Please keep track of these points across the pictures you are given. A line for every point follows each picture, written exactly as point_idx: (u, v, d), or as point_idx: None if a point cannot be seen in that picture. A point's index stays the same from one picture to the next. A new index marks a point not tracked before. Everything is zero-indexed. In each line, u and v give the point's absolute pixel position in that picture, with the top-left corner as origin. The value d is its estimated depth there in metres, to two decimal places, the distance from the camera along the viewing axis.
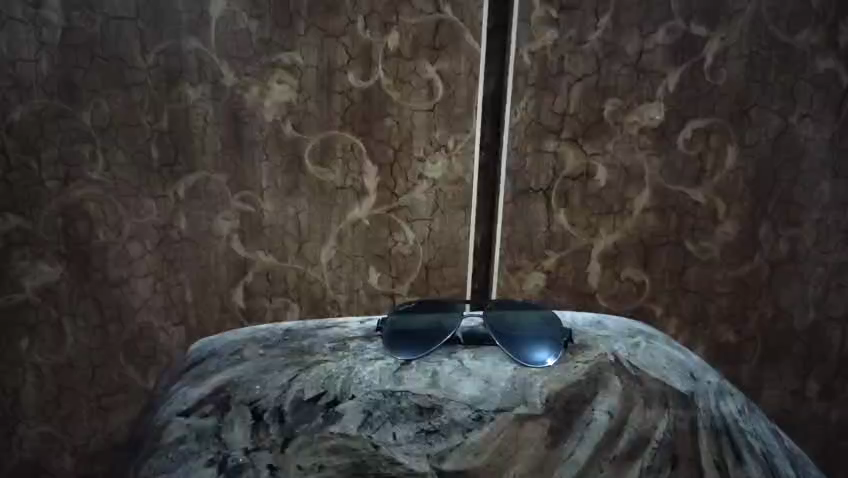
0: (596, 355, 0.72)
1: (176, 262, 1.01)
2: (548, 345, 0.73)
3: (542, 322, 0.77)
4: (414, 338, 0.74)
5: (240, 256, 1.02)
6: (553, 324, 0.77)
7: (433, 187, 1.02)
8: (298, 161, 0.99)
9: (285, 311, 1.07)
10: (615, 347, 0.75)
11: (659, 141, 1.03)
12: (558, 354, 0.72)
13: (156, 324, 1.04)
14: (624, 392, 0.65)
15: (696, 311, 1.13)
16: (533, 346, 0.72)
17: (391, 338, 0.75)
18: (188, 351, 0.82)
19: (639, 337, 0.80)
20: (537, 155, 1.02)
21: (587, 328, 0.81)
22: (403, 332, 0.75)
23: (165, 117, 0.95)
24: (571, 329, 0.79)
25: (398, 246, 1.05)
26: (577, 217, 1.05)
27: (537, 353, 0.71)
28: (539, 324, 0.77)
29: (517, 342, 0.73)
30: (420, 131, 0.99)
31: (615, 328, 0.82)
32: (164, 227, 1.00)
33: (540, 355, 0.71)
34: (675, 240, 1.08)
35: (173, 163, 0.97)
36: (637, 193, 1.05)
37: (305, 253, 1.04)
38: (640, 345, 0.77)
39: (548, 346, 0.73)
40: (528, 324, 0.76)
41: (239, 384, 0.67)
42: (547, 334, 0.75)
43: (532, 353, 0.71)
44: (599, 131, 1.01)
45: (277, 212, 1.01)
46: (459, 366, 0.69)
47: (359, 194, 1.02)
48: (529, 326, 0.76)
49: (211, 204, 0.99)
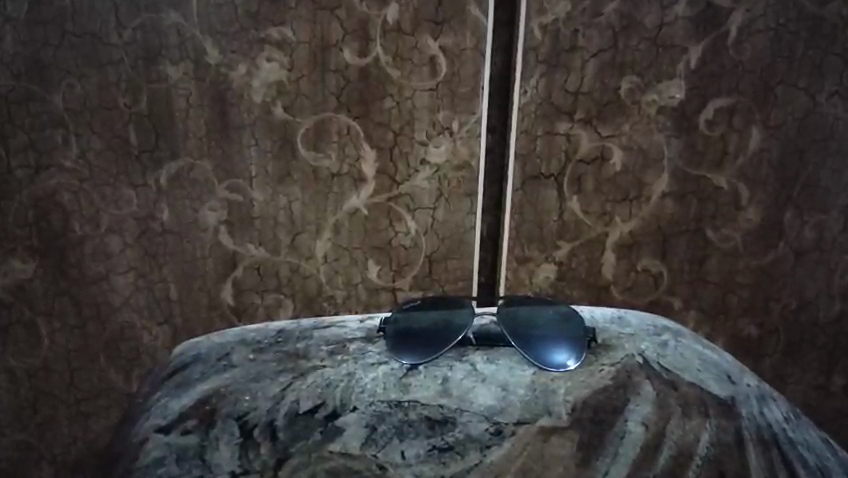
0: (622, 357, 0.65)
1: (159, 257, 0.94)
2: (568, 345, 0.66)
3: (559, 318, 0.70)
4: (418, 340, 0.67)
5: (228, 250, 0.95)
6: (571, 320, 0.70)
7: (436, 173, 0.95)
8: (290, 146, 0.91)
9: (278, 308, 0.99)
10: (642, 347, 0.68)
11: (679, 122, 0.95)
12: (577, 354, 0.65)
13: (139, 324, 0.97)
14: (657, 400, 0.59)
15: (716, 304, 1.06)
16: (551, 347, 0.65)
17: (393, 339, 0.67)
18: (170, 356, 0.74)
19: (666, 336, 0.73)
20: (548, 137, 0.94)
21: (607, 325, 0.74)
22: (406, 333, 0.68)
23: (144, 99, 0.87)
24: (592, 326, 0.72)
25: (399, 237, 0.98)
26: (591, 204, 0.98)
27: (554, 355, 0.64)
28: (556, 321, 0.69)
29: (533, 343, 0.66)
30: (422, 113, 0.92)
31: (637, 325, 0.75)
32: (146, 218, 0.92)
33: (558, 357, 0.64)
34: (694, 228, 1.01)
35: (154, 149, 0.89)
36: (655, 178, 0.98)
37: (299, 246, 0.96)
38: (668, 345, 0.70)
39: (567, 345, 0.66)
40: (544, 321, 0.69)
41: (226, 395, 0.60)
42: (566, 332, 0.68)
43: (548, 356, 0.65)
44: (615, 111, 0.94)
45: (268, 201, 0.93)
46: (472, 370, 0.63)
47: (357, 181, 0.94)
48: (545, 323, 0.69)
49: (195, 193, 0.92)
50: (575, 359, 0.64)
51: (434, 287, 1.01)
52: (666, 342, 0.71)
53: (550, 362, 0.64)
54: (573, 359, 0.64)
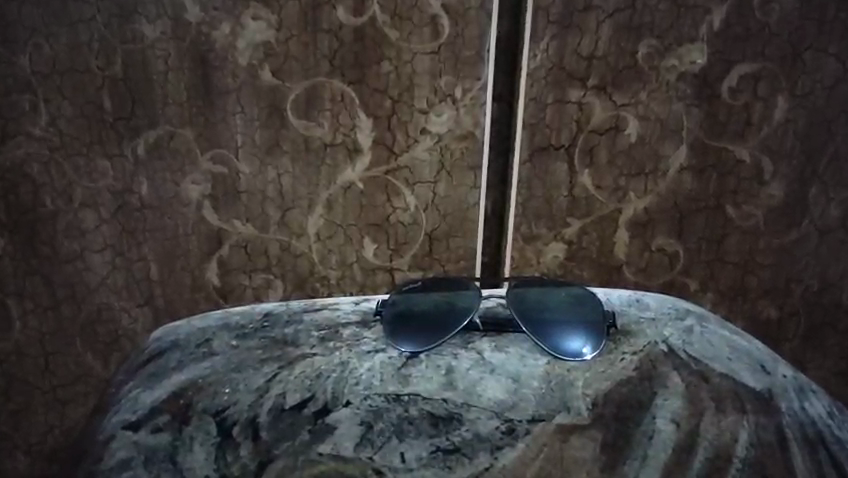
0: (645, 344, 0.59)
1: (138, 234, 0.87)
2: (584, 330, 0.59)
3: (574, 298, 0.63)
4: (418, 324, 0.60)
5: (213, 227, 0.88)
6: (588, 300, 0.63)
7: (437, 144, 0.88)
8: (279, 114, 0.84)
9: (267, 290, 0.92)
10: (665, 334, 0.62)
11: (700, 90, 0.88)
12: (595, 338, 0.59)
13: (117, 306, 0.90)
14: (687, 394, 0.53)
15: (734, 286, 1.00)
16: (566, 333, 0.59)
17: (390, 323, 0.61)
18: (148, 341, 0.68)
19: (690, 320, 0.67)
20: (558, 106, 0.87)
21: (625, 308, 0.68)
22: (405, 316, 0.61)
23: (118, 61, 0.80)
24: (611, 309, 0.65)
25: (397, 213, 0.91)
26: (603, 179, 0.91)
27: (568, 341, 0.58)
28: (570, 301, 0.63)
29: (545, 328, 0.59)
30: (422, 78, 0.84)
31: (658, 308, 0.68)
32: (123, 192, 0.85)
33: (573, 343, 0.58)
34: (714, 205, 0.94)
35: (130, 116, 0.82)
36: (673, 151, 0.91)
37: (290, 223, 0.89)
38: (693, 331, 0.64)
39: (583, 329, 0.59)
40: (557, 302, 0.62)
41: (203, 388, 0.54)
42: (581, 315, 0.61)
43: (562, 342, 0.58)
44: (631, 78, 0.87)
45: (255, 174, 0.86)
46: (479, 358, 0.57)
47: (352, 152, 0.87)
48: (559, 305, 0.62)
49: (176, 165, 0.84)
50: (593, 345, 0.58)
51: (434, 267, 0.95)
52: (691, 327, 0.65)
53: (565, 349, 0.58)
54: (591, 346, 0.58)
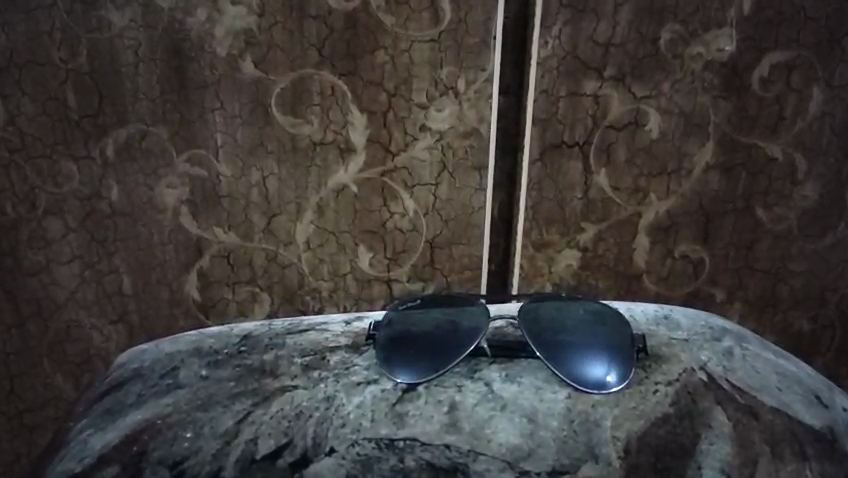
0: (682, 373, 0.51)
1: (108, 243, 0.79)
2: (608, 355, 0.51)
3: (594, 319, 0.55)
4: (416, 349, 0.52)
5: (191, 236, 0.79)
6: (610, 320, 0.55)
7: (438, 142, 0.79)
8: (262, 110, 0.75)
9: (252, 304, 0.84)
10: (703, 359, 0.54)
11: (728, 81, 0.80)
12: (622, 363, 0.50)
13: (88, 323, 0.82)
14: (736, 437, 0.45)
15: (764, 295, 0.91)
16: (588, 360, 0.51)
17: (383, 347, 0.53)
18: (112, 365, 0.60)
19: (727, 340, 0.58)
20: (572, 99, 0.79)
21: (654, 328, 0.59)
22: (400, 340, 0.53)
23: (83, 52, 0.71)
24: (638, 331, 0.57)
25: (394, 219, 0.82)
26: (622, 179, 0.83)
27: (590, 366, 0.50)
28: (590, 322, 0.55)
29: (562, 351, 0.51)
30: (421, 69, 0.76)
31: (691, 328, 0.60)
32: (91, 198, 0.77)
33: (595, 369, 0.50)
34: (743, 207, 0.86)
35: (97, 113, 0.74)
36: (698, 148, 0.82)
37: (276, 230, 0.81)
38: (734, 355, 0.56)
39: (607, 353, 0.51)
40: (576, 324, 0.54)
41: (161, 432, 0.46)
42: (604, 336, 0.53)
43: (583, 367, 0.50)
44: (653, 68, 0.78)
45: (238, 177, 0.78)
46: (488, 392, 0.49)
47: (344, 152, 0.78)
48: (578, 326, 0.54)
49: (149, 167, 0.76)
50: (619, 371, 0.50)
51: (436, 278, 0.86)
52: (728, 349, 0.57)
53: (587, 376, 0.50)
54: (617, 373, 0.50)
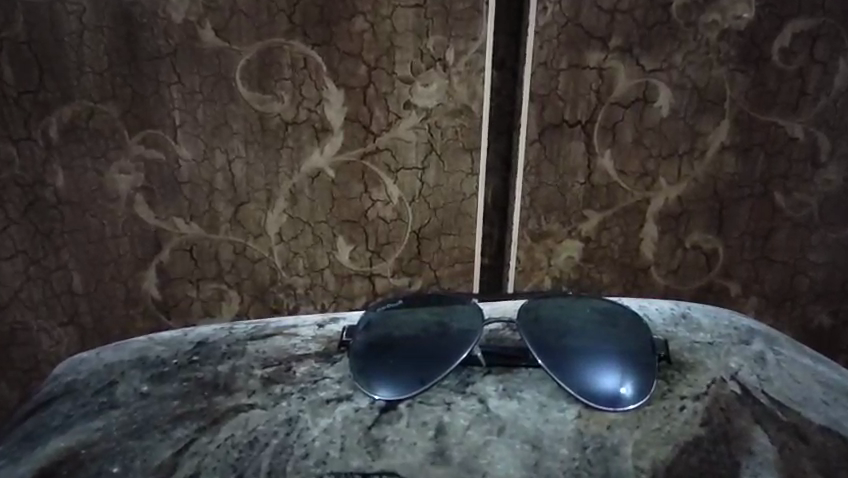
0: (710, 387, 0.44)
1: (55, 236, 0.70)
2: (618, 363, 0.44)
3: (601, 321, 0.48)
4: (396, 358, 0.45)
5: (149, 228, 0.71)
6: (620, 322, 0.48)
7: (425, 121, 0.71)
8: (226, 85, 0.67)
9: (219, 303, 0.76)
10: (733, 367, 0.46)
11: (746, 52, 0.72)
12: (634, 370, 0.44)
13: (35, 325, 0.74)
14: (782, 465, 0.38)
15: (781, 289, 0.83)
16: (596, 372, 0.44)
17: (358, 356, 0.46)
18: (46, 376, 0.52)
19: (757, 342, 0.51)
20: (573, 72, 0.71)
21: (676, 331, 0.52)
22: (379, 348, 0.46)
23: (19, 18, 0.62)
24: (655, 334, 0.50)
25: (377, 207, 0.74)
26: (628, 162, 0.75)
27: (596, 375, 0.43)
28: (596, 324, 0.48)
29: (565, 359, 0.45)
30: (405, 39, 0.67)
31: (714, 330, 0.52)
32: (33, 186, 0.68)
33: (603, 378, 0.43)
34: (760, 192, 0.78)
35: (38, 90, 0.65)
36: (712, 127, 0.75)
37: (245, 221, 0.72)
38: (767, 360, 0.48)
39: (617, 360, 0.44)
40: (579, 328, 0.48)
41: (83, 465, 0.38)
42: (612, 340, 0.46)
43: (588, 376, 0.43)
44: (663, 37, 0.70)
45: (199, 161, 0.69)
46: (483, 411, 0.41)
47: (319, 132, 0.70)
48: (582, 329, 0.47)
49: (98, 150, 0.67)
50: (631, 380, 0.43)
51: (424, 272, 0.78)
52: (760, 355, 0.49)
53: (594, 386, 0.43)
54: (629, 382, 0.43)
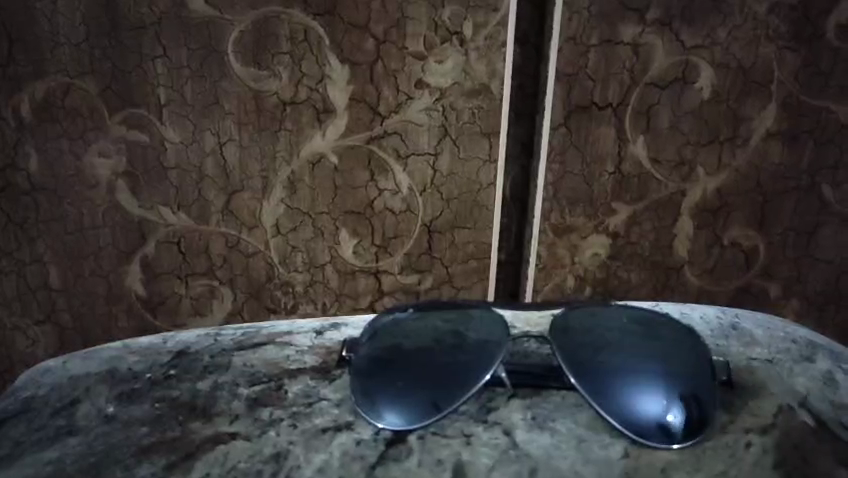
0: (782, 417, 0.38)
1: (29, 226, 0.63)
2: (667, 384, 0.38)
3: (640, 330, 0.42)
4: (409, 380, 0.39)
5: (133, 218, 0.64)
6: (661, 332, 0.42)
7: (438, 102, 0.64)
8: (217, 59, 0.59)
9: (210, 301, 0.69)
10: (801, 391, 0.40)
11: (799, 28, 0.64)
12: (686, 393, 0.38)
13: (10, 323, 0.67)
14: None
15: (826, 291, 0.76)
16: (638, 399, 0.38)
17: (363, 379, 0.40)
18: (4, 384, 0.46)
19: (824, 357, 0.44)
20: (605, 48, 0.63)
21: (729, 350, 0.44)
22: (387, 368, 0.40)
23: None
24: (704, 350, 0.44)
25: (384, 197, 0.67)
26: (664, 150, 0.68)
27: (640, 402, 0.38)
28: (635, 335, 0.41)
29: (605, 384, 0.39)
30: (417, 8, 0.60)
31: (771, 346, 0.45)
32: (4, 170, 0.61)
33: (648, 404, 0.37)
34: (807, 184, 0.71)
35: (7, 62, 0.58)
36: (758, 112, 0.67)
37: (238, 211, 0.66)
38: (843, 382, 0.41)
39: (663, 381, 0.38)
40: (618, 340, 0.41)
41: None
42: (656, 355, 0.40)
43: (632, 405, 0.38)
44: (707, 9, 0.63)
45: (188, 144, 0.62)
46: (509, 448, 0.36)
47: (321, 113, 0.63)
48: (618, 343, 0.41)
49: (75, 131, 0.61)
50: (683, 404, 0.37)
51: (435, 269, 0.71)
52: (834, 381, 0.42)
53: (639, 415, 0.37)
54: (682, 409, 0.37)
